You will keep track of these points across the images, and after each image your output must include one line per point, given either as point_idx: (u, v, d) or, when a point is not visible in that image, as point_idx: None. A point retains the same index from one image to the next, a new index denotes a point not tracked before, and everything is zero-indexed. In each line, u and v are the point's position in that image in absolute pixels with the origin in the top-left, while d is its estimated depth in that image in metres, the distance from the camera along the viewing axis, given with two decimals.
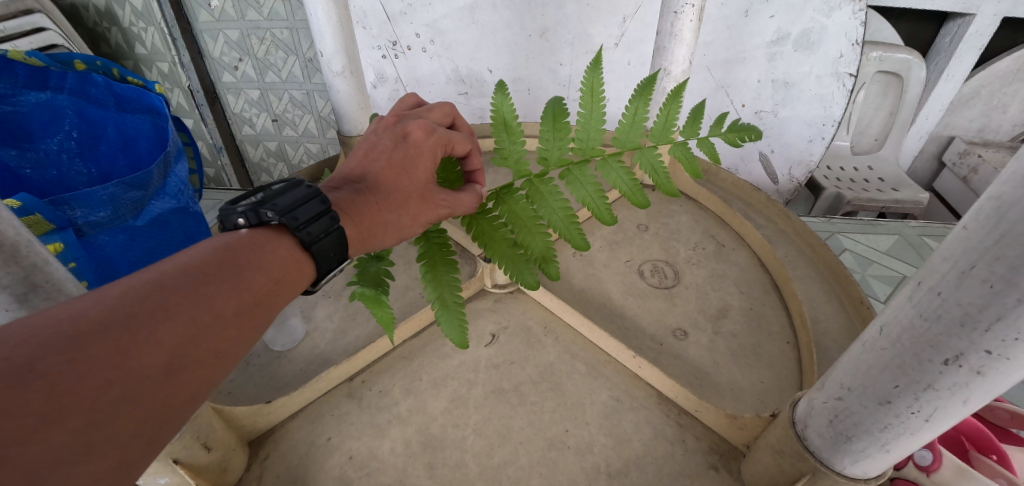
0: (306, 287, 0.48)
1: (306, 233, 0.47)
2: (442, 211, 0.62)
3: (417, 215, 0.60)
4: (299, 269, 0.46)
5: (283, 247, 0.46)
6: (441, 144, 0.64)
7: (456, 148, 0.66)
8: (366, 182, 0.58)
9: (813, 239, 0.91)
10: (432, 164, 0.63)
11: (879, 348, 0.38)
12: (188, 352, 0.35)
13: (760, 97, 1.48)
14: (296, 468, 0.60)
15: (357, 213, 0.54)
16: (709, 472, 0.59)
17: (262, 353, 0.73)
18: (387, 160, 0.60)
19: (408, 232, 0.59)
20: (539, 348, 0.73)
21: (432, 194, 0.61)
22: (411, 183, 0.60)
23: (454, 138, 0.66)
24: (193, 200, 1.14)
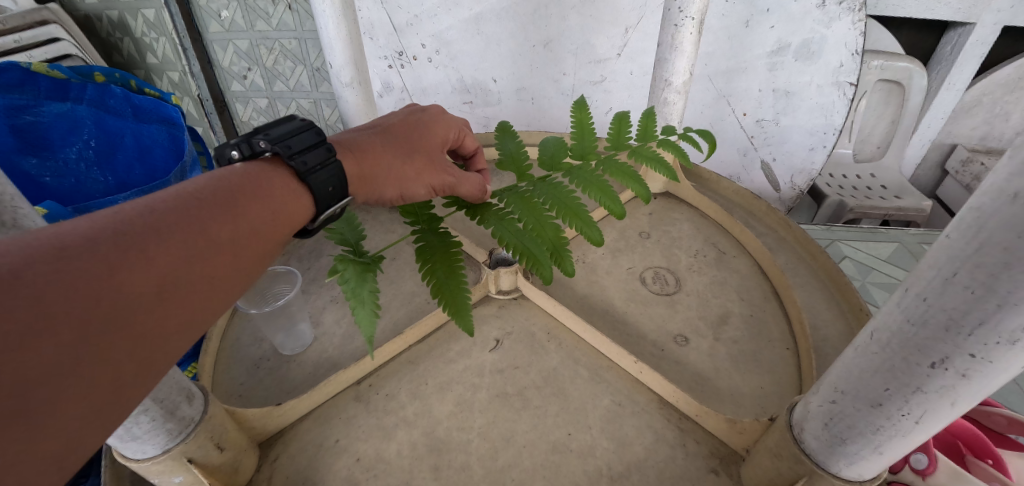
0: (304, 222, 0.51)
1: (299, 162, 0.51)
2: (446, 176, 0.67)
3: (420, 170, 0.64)
4: (294, 203, 0.49)
5: (281, 176, 0.49)
6: (455, 129, 0.73)
7: (467, 138, 0.75)
8: (379, 133, 0.64)
9: (813, 247, 0.92)
10: (444, 133, 0.70)
11: (871, 352, 0.39)
12: (182, 274, 0.36)
13: (761, 106, 1.49)
14: (305, 470, 0.62)
15: (365, 156, 0.60)
16: (710, 475, 0.60)
17: (272, 357, 0.75)
18: (404, 120, 0.68)
19: (407, 186, 0.64)
20: (542, 353, 0.75)
21: (438, 159, 0.67)
22: (421, 143, 0.66)
23: (466, 130, 0.75)
24: None
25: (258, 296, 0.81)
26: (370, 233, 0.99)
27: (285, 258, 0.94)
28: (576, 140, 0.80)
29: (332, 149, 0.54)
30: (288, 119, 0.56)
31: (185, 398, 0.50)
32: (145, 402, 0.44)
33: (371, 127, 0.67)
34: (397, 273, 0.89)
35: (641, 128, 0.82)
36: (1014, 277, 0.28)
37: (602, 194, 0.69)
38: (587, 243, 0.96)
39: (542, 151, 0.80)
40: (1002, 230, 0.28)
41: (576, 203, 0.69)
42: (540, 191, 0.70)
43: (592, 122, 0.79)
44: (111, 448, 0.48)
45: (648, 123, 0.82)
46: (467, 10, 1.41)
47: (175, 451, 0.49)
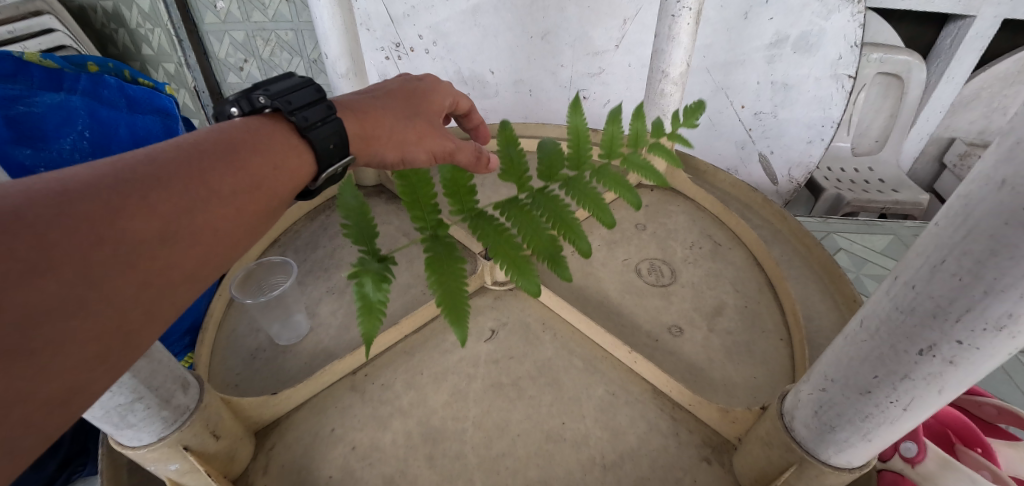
0: (308, 180, 0.51)
1: (300, 117, 0.50)
2: (446, 140, 0.66)
3: (421, 134, 0.64)
4: (298, 159, 0.49)
5: (281, 132, 0.49)
6: (451, 95, 0.73)
7: (462, 104, 0.76)
8: (377, 97, 0.64)
9: (809, 239, 0.92)
10: (442, 101, 0.71)
11: (859, 341, 0.39)
12: (183, 223, 0.36)
13: (759, 99, 1.49)
14: (300, 459, 0.62)
15: (367, 118, 0.60)
16: (701, 464, 0.61)
17: (268, 347, 0.76)
18: (401, 87, 0.68)
19: (410, 151, 0.63)
20: (538, 343, 0.75)
21: (437, 125, 0.67)
22: (420, 108, 0.66)
23: (462, 95, 0.76)
24: None
25: (254, 287, 0.82)
26: None
27: (281, 250, 0.94)
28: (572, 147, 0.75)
29: (332, 106, 0.53)
30: (288, 77, 0.56)
31: (180, 386, 0.50)
32: (140, 390, 0.45)
33: (366, 93, 0.66)
34: (392, 264, 0.89)
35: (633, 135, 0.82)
36: (1000, 263, 0.28)
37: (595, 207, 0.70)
38: (585, 234, 0.96)
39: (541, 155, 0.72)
40: (988, 217, 0.29)
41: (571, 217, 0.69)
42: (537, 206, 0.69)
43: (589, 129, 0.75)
44: (106, 435, 0.48)
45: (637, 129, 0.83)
46: (464, 2, 1.40)
47: (171, 439, 0.49)
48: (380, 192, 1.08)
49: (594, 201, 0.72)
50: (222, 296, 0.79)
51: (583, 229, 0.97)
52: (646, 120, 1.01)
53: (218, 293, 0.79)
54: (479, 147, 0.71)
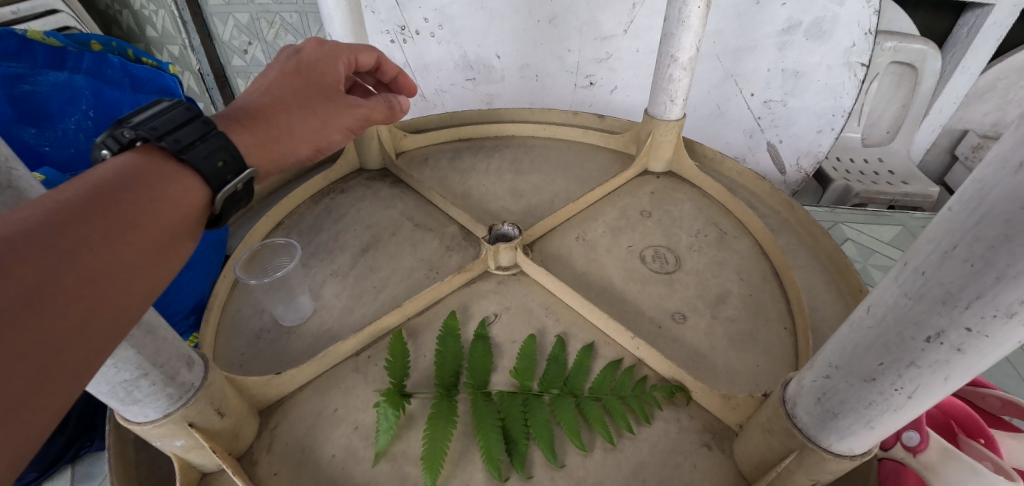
0: (204, 209, 0.45)
1: (172, 141, 0.44)
2: (354, 109, 0.65)
3: (325, 117, 0.62)
4: (185, 186, 0.43)
5: (157, 162, 0.42)
6: (344, 54, 0.69)
7: (360, 60, 0.73)
8: (261, 94, 0.58)
9: (816, 229, 0.91)
10: (332, 67, 0.66)
11: (865, 327, 0.39)
12: (47, 289, 0.30)
13: (769, 87, 1.47)
14: (303, 438, 0.62)
15: (262, 119, 0.56)
16: (702, 449, 0.61)
17: (272, 328, 0.76)
18: (284, 71, 0.62)
19: (322, 136, 0.61)
20: (540, 327, 0.75)
21: (337, 95, 0.64)
22: (312, 89, 0.62)
23: (354, 49, 0.72)
24: None
25: (259, 268, 0.82)
26: (370, 209, 0.99)
27: (285, 232, 0.95)
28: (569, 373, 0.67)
29: (208, 121, 0.47)
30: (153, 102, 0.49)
31: (185, 364, 0.51)
32: (145, 366, 0.45)
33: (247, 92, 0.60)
34: (396, 248, 0.89)
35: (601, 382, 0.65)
36: (1014, 249, 0.27)
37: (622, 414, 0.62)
38: (589, 221, 0.95)
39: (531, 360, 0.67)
40: (1003, 203, 0.28)
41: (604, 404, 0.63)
42: (557, 369, 0.67)
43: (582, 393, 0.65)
44: (112, 411, 0.49)
45: (604, 383, 0.65)
46: None
47: (176, 415, 0.50)
48: (384, 175, 1.08)
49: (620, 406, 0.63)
50: (227, 277, 0.80)
51: (588, 216, 0.96)
52: (654, 106, 1.00)
53: (223, 274, 0.80)
54: (388, 98, 0.71)
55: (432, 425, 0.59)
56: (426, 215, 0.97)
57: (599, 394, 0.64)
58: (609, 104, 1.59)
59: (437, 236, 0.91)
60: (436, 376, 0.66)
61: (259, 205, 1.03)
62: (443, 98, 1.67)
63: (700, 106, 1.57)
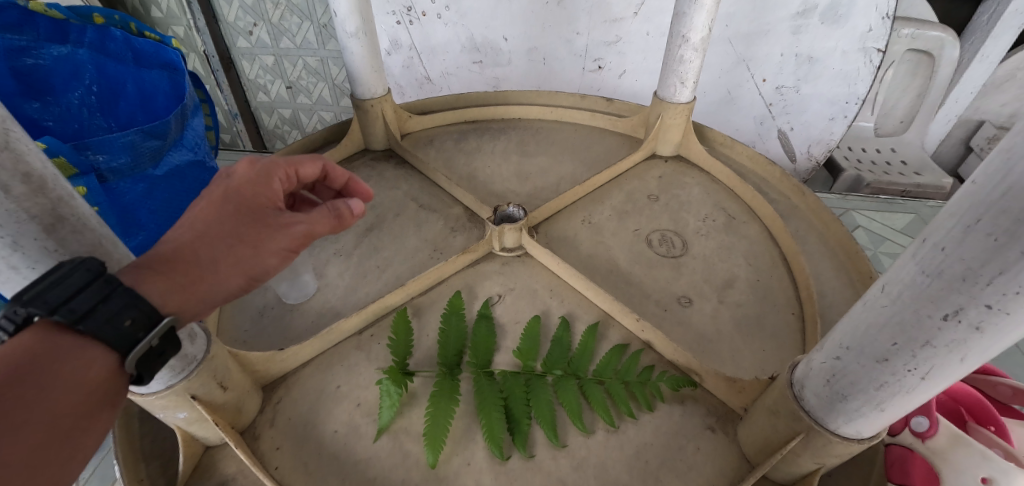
0: (119, 382, 0.38)
1: (66, 310, 0.35)
2: (291, 227, 0.51)
3: (253, 245, 0.48)
4: (90, 363, 0.36)
5: (54, 341, 0.35)
6: (280, 170, 0.57)
7: (300, 172, 0.60)
8: (174, 238, 0.46)
9: (827, 216, 0.89)
10: (264, 186, 0.53)
11: (879, 306, 0.38)
12: None
13: (781, 73, 1.44)
14: (305, 414, 0.62)
15: (181, 262, 0.44)
16: (706, 432, 0.61)
17: (276, 305, 0.76)
18: (208, 201, 0.50)
19: (251, 265, 0.48)
20: (544, 309, 0.74)
21: (270, 216, 0.51)
22: (239, 215, 0.49)
23: (290, 162, 0.60)
24: (209, 156, 1.15)
25: None
26: (374, 190, 0.98)
27: None
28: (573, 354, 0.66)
29: (111, 276, 0.37)
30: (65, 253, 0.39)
31: (188, 336, 0.50)
32: None
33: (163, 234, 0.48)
34: (400, 228, 0.89)
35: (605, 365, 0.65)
36: None
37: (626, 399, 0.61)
38: (595, 204, 0.94)
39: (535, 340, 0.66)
40: None
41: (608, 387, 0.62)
42: (561, 350, 0.66)
43: (585, 374, 0.64)
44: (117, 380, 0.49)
45: (609, 366, 0.64)
46: None
47: (179, 387, 0.50)
48: (389, 156, 1.07)
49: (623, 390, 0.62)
50: None
51: (594, 199, 0.95)
52: (664, 89, 0.98)
53: None
54: (330, 204, 0.54)
55: (433, 404, 0.58)
56: (431, 196, 0.96)
57: (603, 376, 0.63)
58: (617, 88, 1.57)
59: (441, 217, 0.90)
60: (439, 355, 0.66)
61: None
62: (450, 82, 1.65)
63: (711, 92, 1.54)
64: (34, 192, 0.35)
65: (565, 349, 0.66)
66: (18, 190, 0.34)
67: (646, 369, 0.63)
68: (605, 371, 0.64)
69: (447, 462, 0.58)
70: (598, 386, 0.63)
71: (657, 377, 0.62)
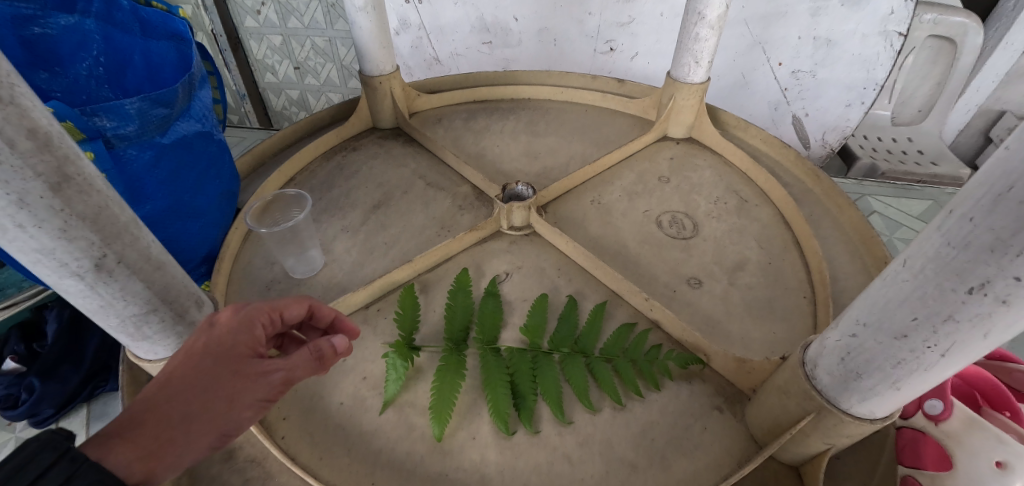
0: None
1: None
2: (268, 374, 0.44)
3: (224, 400, 0.41)
4: None
5: None
6: (262, 312, 0.48)
7: (290, 313, 0.52)
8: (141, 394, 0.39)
9: (841, 199, 0.87)
10: (249, 329, 0.46)
11: (900, 281, 0.37)
12: None
13: (798, 56, 1.40)
14: (311, 385, 0.63)
15: (148, 423, 0.37)
16: (713, 412, 0.60)
17: (283, 279, 0.76)
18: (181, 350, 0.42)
19: (224, 422, 0.41)
20: (551, 288, 0.74)
21: (249, 365, 0.43)
22: (215, 366, 0.41)
23: (274, 303, 0.51)
24: (219, 129, 0.90)
25: (271, 220, 0.82)
26: (381, 168, 0.97)
27: (297, 188, 0.94)
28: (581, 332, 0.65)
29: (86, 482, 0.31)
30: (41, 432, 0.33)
31: (194, 303, 0.51)
32: (154, 301, 0.46)
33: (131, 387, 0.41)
34: (408, 206, 0.88)
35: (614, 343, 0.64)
36: None
37: (632, 376, 0.61)
38: (605, 185, 0.93)
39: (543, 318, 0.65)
40: None
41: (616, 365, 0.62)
42: (569, 327, 0.65)
43: (593, 352, 0.64)
44: (122, 347, 0.49)
45: (617, 344, 0.63)
46: None
47: None
48: (397, 135, 1.06)
49: (628, 368, 0.62)
50: (239, 229, 0.79)
51: (604, 180, 0.93)
52: (678, 69, 0.96)
53: (235, 225, 0.79)
54: (312, 342, 0.48)
55: (440, 378, 0.58)
56: (439, 174, 0.95)
57: (611, 354, 0.63)
58: (629, 70, 1.54)
59: (449, 195, 0.89)
60: (445, 330, 0.66)
61: (270, 161, 1.02)
62: (459, 63, 1.63)
63: (725, 76, 1.51)
64: (39, 148, 0.34)
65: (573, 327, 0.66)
66: (23, 144, 0.33)
67: (654, 347, 0.63)
68: (614, 349, 0.63)
69: (452, 435, 0.58)
70: (606, 365, 0.62)
71: (665, 355, 0.62)
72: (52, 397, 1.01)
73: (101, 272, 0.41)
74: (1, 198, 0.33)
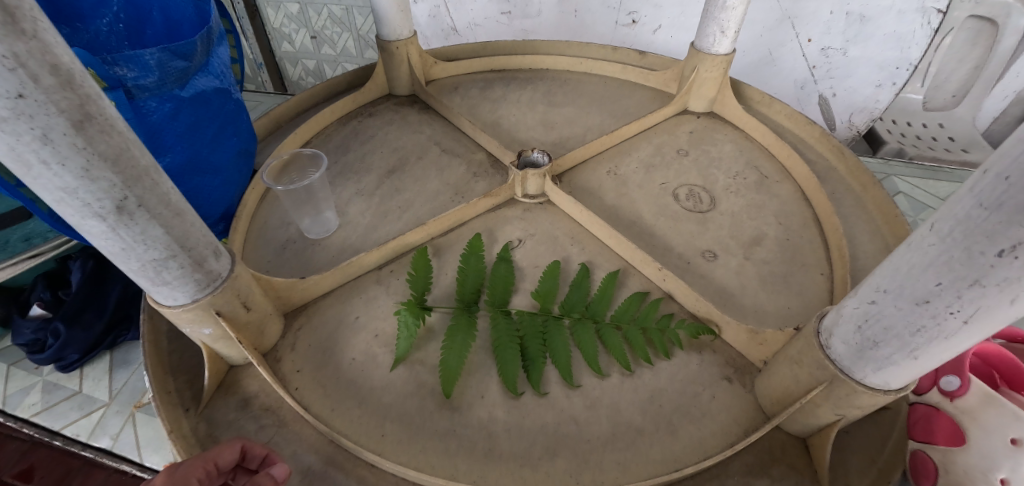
0: None
1: None
2: None
3: None
4: None
5: None
6: (193, 469, 0.45)
7: (223, 461, 0.48)
8: None
9: (867, 178, 0.85)
10: None
11: (926, 246, 0.36)
12: None
13: (829, 32, 1.35)
14: (325, 340, 0.64)
15: None
16: (722, 382, 0.60)
17: (298, 240, 0.77)
18: None
19: None
20: (564, 256, 0.73)
21: None
22: None
23: (206, 454, 0.47)
24: (236, 87, 0.91)
25: (287, 180, 0.82)
26: (396, 133, 0.97)
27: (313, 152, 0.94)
28: (593, 300, 0.65)
29: None
30: None
31: (212, 253, 0.51)
32: (174, 248, 0.46)
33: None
34: (422, 171, 0.88)
35: (625, 311, 0.63)
36: None
37: (642, 345, 0.60)
38: (622, 156, 0.91)
39: (555, 284, 0.65)
40: None
41: (627, 333, 0.62)
42: (581, 294, 0.65)
43: (605, 319, 0.63)
44: (143, 292, 0.50)
45: (628, 311, 0.63)
46: None
47: (204, 302, 0.51)
48: (413, 102, 1.05)
49: (639, 337, 0.61)
50: (256, 189, 0.80)
51: (621, 151, 0.92)
52: (704, 39, 0.92)
53: (253, 185, 0.80)
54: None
55: (450, 338, 0.58)
56: (454, 141, 0.94)
57: (622, 322, 0.63)
58: (651, 44, 1.50)
59: (463, 162, 0.89)
60: (457, 292, 0.66)
61: (287, 124, 1.03)
62: (477, 33, 1.60)
63: (750, 51, 1.46)
64: (61, 84, 0.34)
65: (585, 295, 0.65)
66: (46, 81, 0.33)
67: (666, 315, 0.62)
68: (625, 317, 0.63)
69: (461, 393, 0.59)
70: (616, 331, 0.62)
71: (677, 325, 0.61)
72: (78, 343, 1.03)
73: (123, 214, 0.42)
74: (25, 132, 0.33)
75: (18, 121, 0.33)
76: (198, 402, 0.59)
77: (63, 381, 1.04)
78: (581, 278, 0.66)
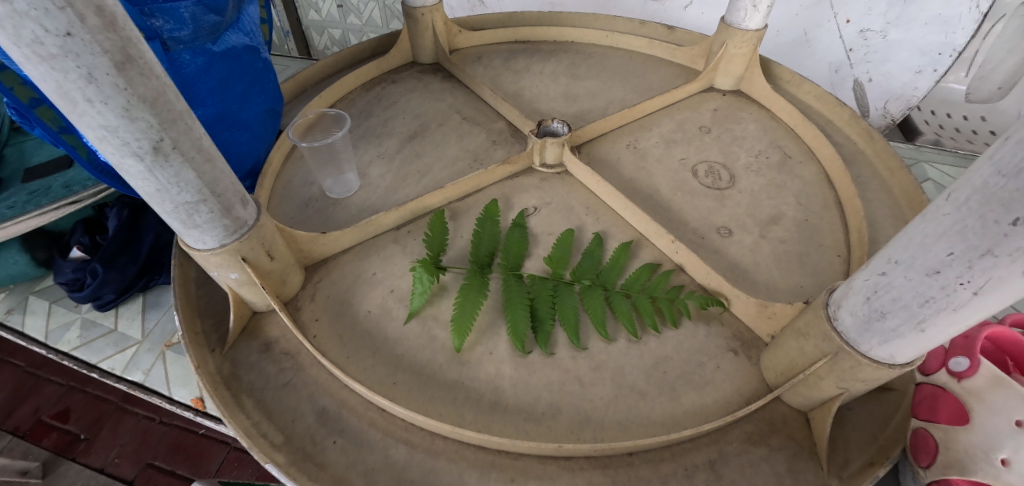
0: None
1: None
2: None
3: None
4: None
5: None
6: None
7: None
8: None
9: (894, 162, 0.83)
10: None
11: (942, 215, 0.35)
12: None
13: (870, 13, 1.29)
14: (343, 294, 0.67)
15: None
16: (728, 353, 0.61)
17: (320, 198, 0.79)
18: None
19: None
20: (578, 225, 0.74)
21: None
22: None
23: None
24: (265, 47, 0.93)
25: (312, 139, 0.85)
26: (419, 100, 0.98)
27: None
28: (604, 267, 0.66)
29: None
30: None
31: (240, 201, 0.54)
32: (205, 193, 0.49)
33: None
34: (442, 137, 0.89)
35: (635, 280, 0.64)
36: None
37: (650, 312, 0.61)
38: (643, 131, 0.91)
39: (567, 250, 0.66)
40: None
41: (636, 300, 0.62)
42: (593, 262, 0.66)
43: (615, 286, 0.64)
44: (176, 235, 0.53)
45: (638, 280, 0.64)
46: None
47: (231, 247, 0.54)
48: (436, 70, 1.06)
49: (647, 305, 0.62)
50: (282, 148, 0.83)
51: (642, 126, 0.91)
52: (735, 12, 0.90)
53: (279, 144, 0.82)
54: None
55: (463, 295, 0.60)
56: (475, 109, 0.95)
57: (631, 290, 0.63)
58: (680, 20, 1.46)
59: (484, 130, 0.90)
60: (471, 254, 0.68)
61: (313, 88, 1.05)
62: (503, 4, 1.58)
63: (785, 30, 1.41)
64: (104, 25, 0.35)
65: (596, 262, 0.66)
66: (91, 21, 0.34)
67: (676, 286, 0.63)
68: (636, 285, 0.64)
69: (471, 349, 0.61)
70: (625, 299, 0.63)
71: (686, 295, 0.62)
72: (114, 285, 1.09)
73: (159, 155, 0.44)
74: (72, 70, 0.35)
75: (65, 58, 0.35)
76: (223, 343, 0.63)
77: (99, 319, 1.10)
78: (594, 246, 0.67)
